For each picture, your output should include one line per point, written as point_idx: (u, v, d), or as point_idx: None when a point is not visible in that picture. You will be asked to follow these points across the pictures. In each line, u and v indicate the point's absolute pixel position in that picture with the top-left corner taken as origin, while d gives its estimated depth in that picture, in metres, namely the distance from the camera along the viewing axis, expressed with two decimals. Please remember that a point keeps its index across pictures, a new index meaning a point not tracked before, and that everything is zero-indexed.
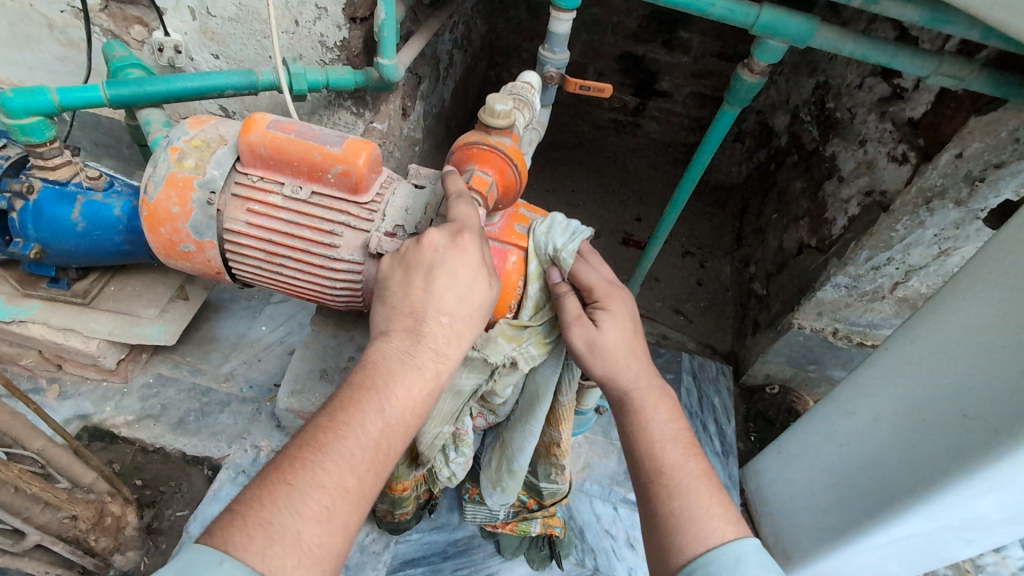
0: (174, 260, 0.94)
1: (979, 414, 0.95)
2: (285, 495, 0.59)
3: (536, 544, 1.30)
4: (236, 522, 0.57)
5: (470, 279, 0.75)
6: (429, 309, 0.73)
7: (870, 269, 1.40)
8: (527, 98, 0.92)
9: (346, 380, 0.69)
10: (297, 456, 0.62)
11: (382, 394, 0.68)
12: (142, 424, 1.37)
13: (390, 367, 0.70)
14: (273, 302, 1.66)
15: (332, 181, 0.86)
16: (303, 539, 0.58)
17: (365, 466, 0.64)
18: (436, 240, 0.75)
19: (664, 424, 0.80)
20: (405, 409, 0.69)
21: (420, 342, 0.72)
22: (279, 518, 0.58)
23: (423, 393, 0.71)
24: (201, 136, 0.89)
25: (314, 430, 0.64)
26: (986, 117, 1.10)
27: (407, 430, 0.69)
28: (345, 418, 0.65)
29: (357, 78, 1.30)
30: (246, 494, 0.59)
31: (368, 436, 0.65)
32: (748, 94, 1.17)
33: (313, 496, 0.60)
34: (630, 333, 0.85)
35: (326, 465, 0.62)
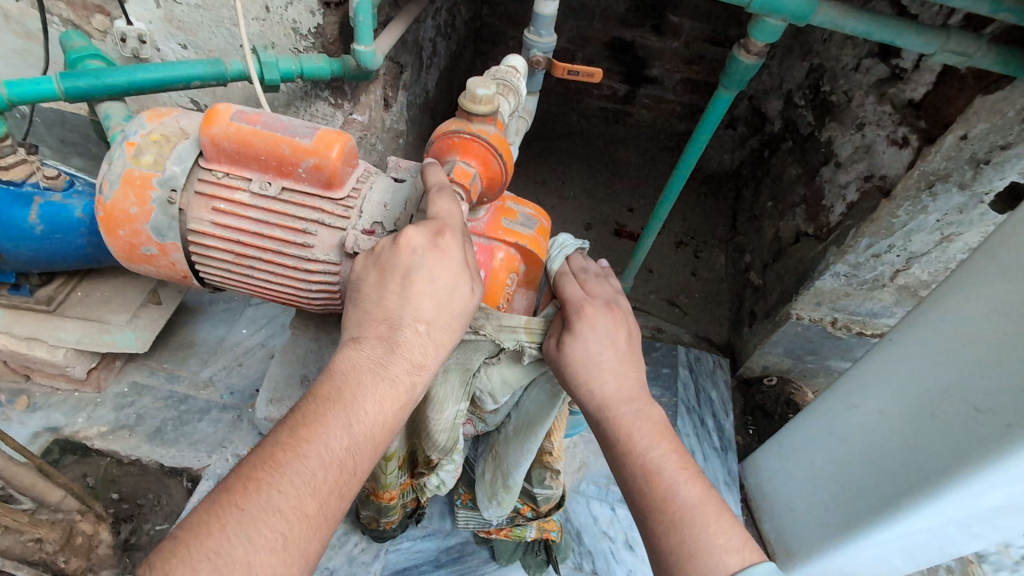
0: (136, 265, 0.87)
1: (989, 408, 0.91)
2: (235, 521, 0.55)
3: (532, 549, 1.25)
4: (180, 552, 0.52)
5: (449, 285, 0.69)
6: (405, 317, 0.68)
7: (870, 257, 1.36)
8: (513, 83, 0.86)
9: (308, 391, 0.64)
10: (251, 477, 0.57)
11: (348, 410, 0.63)
12: (116, 435, 1.31)
13: (360, 379, 0.64)
14: (254, 303, 1.59)
15: (303, 176, 0.79)
16: (255, 569, 0.54)
17: (327, 486, 0.60)
18: (414, 240, 0.69)
19: (649, 452, 0.74)
20: (374, 424, 0.64)
21: (394, 351, 0.67)
22: (228, 546, 0.54)
23: (395, 408, 0.65)
24: (160, 129, 0.82)
25: (272, 448, 0.59)
26: (993, 96, 1.06)
27: (375, 446, 0.64)
28: (305, 433, 0.60)
29: (333, 67, 1.23)
30: (193, 519, 0.55)
31: (330, 454, 0.60)
32: (745, 76, 1.12)
33: (267, 522, 0.56)
34: (614, 348, 0.81)
35: (283, 487, 0.57)
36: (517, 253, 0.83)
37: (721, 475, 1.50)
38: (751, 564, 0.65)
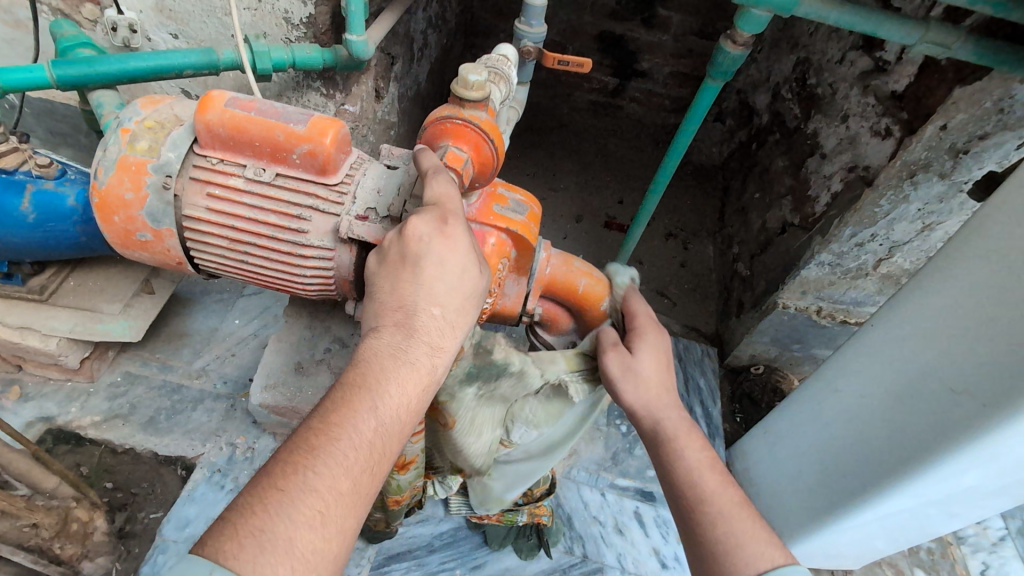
0: (131, 251, 0.88)
1: (966, 387, 0.94)
2: (275, 502, 0.54)
3: (524, 533, 1.27)
4: (226, 533, 0.52)
5: (459, 268, 0.70)
6: (420, 302, 0.68)
7: (853, 246, 1.39)
8: (503, 71, 0.88)
9: (337, 380, 0.64)
10: (290, 460, 0.57)
11: (375, 393, 0.62)
12: (110, 424, 1.31)
13: (384, 364, 0.64)
14: (246, 294, 1.60)
15: (298, 162, 0.81)
16: (297, 546, 0.53)
17: (359, 468, 0.59)
18: (421, 229, 0.69)
19: (695, 451, 0.78)
20: (401, 407, 0.64)
21: (413, 335, 0.66)
22: (270, 525, 0.53)
23: (418, 389, 0.65)
24: (154, 116, 0.82)
25: (306, 433, 0.59)
26: (972, 86, 1.09)
27: (404, 428, 0.63)
28: (336, 420, 0.60)
29: (325, 57, 1.23)
30: (235, 503, 0.54)
31: (361, 436, 0.60)
32: (732, 67, 1.14)
33: (307, 503, 0.55)
34: (667, 363, 0.88)
35: (319, 468, 0.57)
36: (508, 239, 0.85)
37: None
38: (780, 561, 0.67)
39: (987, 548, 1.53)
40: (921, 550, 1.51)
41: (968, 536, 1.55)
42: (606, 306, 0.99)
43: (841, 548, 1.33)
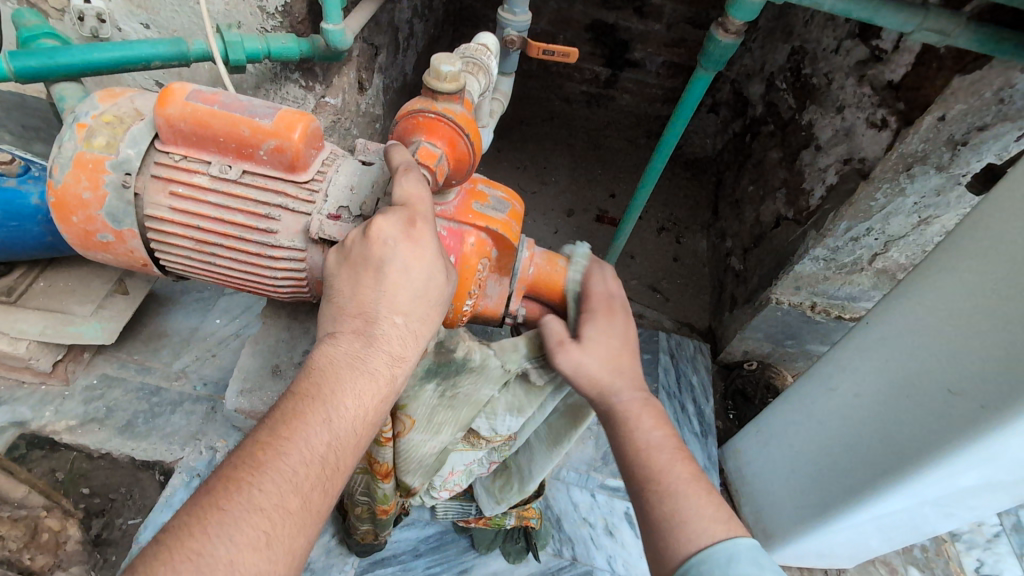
0: (93, 253, 0.83)
1: (964, 388, 0.91)
2: (216, 521, 0.51)
3: (511, 537, 1.24)
4: (161, 556, 0.48)
5: (427, 273, 0.67)
6: (381, 308, 0.65)
7: (849, 240, 1.36)
8: (482, 62, 0.84)
9: (288, 389, 0.61)
10: (231, 477, 0.53)
11: (329, 404, 0.60)
12: (85, 429, 1.28)
13: (339, 373, 0.61)
14: (228, 293, 1.56)
15: (264, 159, 0.76)
16: (239, 569, 0.50)
17: (310, 483, 0.56)
18: (386, 230, 0.65)
19: (649, 433, 0.76)
20: (356, 418, 0.61)
21: (372, 343, 0.64)
22: (210, 547, 0.49)
23: (376, 400, 0.63)
24: (113, 110, 0.78)
25: (252, 447, 0.56)
26: (970, 76, 1.05)
27: (358, 440, 0.61)
28: (286, 432, 0.57)
29: (302, 47, 1.18)
30: (172, 523, 0.50)
31: (312, 450, 0.57)
32: (723, 56, 1.10)
33: (252, 522, 0.52)
34: (621, 348, 0.83)
35: (264, 485, 0.54)
36: (488, 238, 0.81)
37: (701, 459, 1.51)
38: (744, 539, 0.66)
39: (982, 544, 1.52)
40: (915, 547, 1.50)
41: (962, 533, 1.53)
42: None
43: (833, 548, 1.31)
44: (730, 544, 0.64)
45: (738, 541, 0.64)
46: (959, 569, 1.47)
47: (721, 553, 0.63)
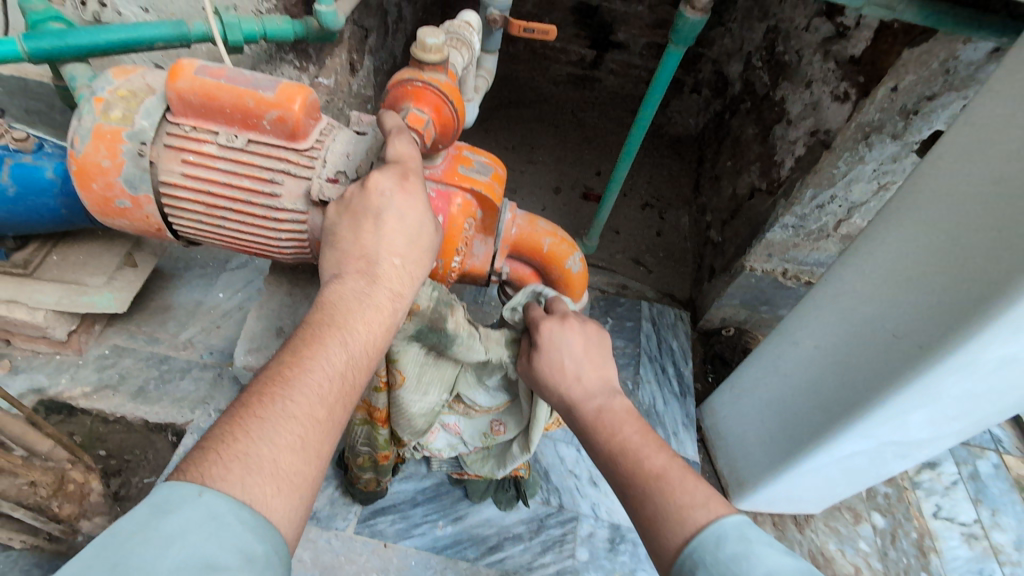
0: (111, 218, 0.91)
1: (908, 331, 1.01)
2: (257, 427, 0.59)
3: (503, 487, 1.34)
4: (210, 456, 0.56)
5: (418, 223, 0.76)
6: (381, 251, 0.74)
7: (815, 208, 1.45)
8: (465, 37, 0.91)
9: (304, 320, 0.69)
10: (264, 391, 0.62)
11: (343, 329, 0.68)
12: (100, 395, 1.35)
13: (349, 304, 0.70)
14: (230, 268, 1.63)
15: (268, 129, 0.84)
16: (281, 466, 0.58)
17: (333, 396, 0.65)
18: (382, 183, 0.74)
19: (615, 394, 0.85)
20: (367, 342, 0.70)
21: (375, 280, 0.73)
22: (254, 448, 0.57)
23: (382, 327, 0.72)
24: (126, 86, 0.85)
25: (278, 368, 0.64)
26: (918, 48, 1.14)
27: (370, 361, 0.70)
28: (308, 353, 0.65)
29: (296, 28, 1.25)
30: (216, 431, 0.58)
31: (333, 367, 0.66)
32: (692, 32, 1.17)
33: (287, 427, 0.60)
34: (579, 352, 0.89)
35: (295, 397, 0.62)
36: (473, 199, 0.89)
37: (680, 417, 1.61)
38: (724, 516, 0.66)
39: (940, 491, 1.64)
40: (879, 494, 1.61)
41: (923, 482, 1.65)
42: (570, 264, 1.05)
43: (802, 493, 1.42)
44: (715, 528, 0.65)
45: (724, 522, 0.65)
46: (919, 514, 1.59)
47: (708, 538, 0.64)
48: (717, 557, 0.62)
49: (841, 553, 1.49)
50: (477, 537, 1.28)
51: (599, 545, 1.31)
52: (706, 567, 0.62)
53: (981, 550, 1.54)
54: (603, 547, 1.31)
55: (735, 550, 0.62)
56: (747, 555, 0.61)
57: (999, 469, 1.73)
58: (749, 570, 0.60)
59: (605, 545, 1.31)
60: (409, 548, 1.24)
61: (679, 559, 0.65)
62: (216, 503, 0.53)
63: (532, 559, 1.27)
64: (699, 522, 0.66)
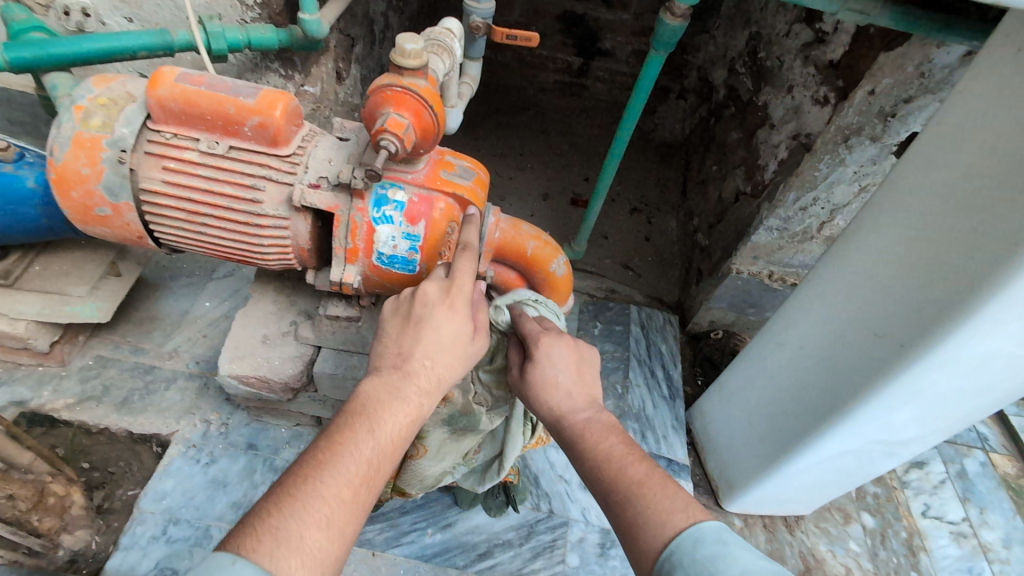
0: (92, 227, 0.91)
1: (889, 330, 1.02)
2: (289, 505, 0.62)
3: (492, 492, 1.33)
4: (247, 530, 0.59)
5: (453, 331, 0.81)
6: (416, 355, 0.78)
7: (798, 210, 1.47)
8: (446, 43, 0.92)
9: (340, 409, 0.73)
10: (299, 472, 0.65)
11: (373, 419, 0.72)
12: (83, 406, 1.34)
13: (381, 397, 0.75)
14: (216, 277, 1.62)
15: (249, 135, 0.84)
16: (307, 542, 0.60)
17: (361, 478, 0.67)
18: (430, 294, 0.81)
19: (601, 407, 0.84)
20: (397, 433, 0.73)
21: (407, 376, 0.77)
22: (285, 524, 0.60)
23: (409, 421, 0.75)
24: (106, 93, 0.85)
25: (313, 452, 0.68)
26: (894, 52, 1.16)
27: (395, 450, 0.73)
28: (341, 440, 0.69)
29: (280, 37, 1.25)
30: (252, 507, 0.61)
31: (363, 454, 0.69)
32: (672, 38, 1.19)
33: (317, 507, 0.63)
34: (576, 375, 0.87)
35: (326, 479, 0.65)
36: (456, 204, 0.89)
37: (669, 420, 1.61)
38: (702, 519, 0.66)
39: (928, 490, 1.65)
40: (868, 494, 1.62)
41: (911, 481, 1.66)
42: (554, 267, 1.05)
43: (791, 493, 1.42)
44: (693, 530, 0.65)
45: (703, 525, 0.65)
46: (908, 513, 1.60)
47: (687, 540, 0.65)
48: (693, 555, 0.63)
49: (832, 554, 1.49)
50: (466, 544, 1.27)
51: (590, 550, 1.31)
52: (683, 567, 0.62)
53: (970, 548, 1.55)
54: (594, 552, 1.30)
55: (711, 549, 0.62)
56: (723, 555, 0.61)
57: (986, 467, 1.74)
58: (723, 568, 0.60)
59: (595, 550, 1.31)
60: (399, 556, 1.23)
61: (658, 562, 0.65)
62: (247, 571, 0.55)
63: (522, 565, 1.26)
64: (676, 525, 0.67)
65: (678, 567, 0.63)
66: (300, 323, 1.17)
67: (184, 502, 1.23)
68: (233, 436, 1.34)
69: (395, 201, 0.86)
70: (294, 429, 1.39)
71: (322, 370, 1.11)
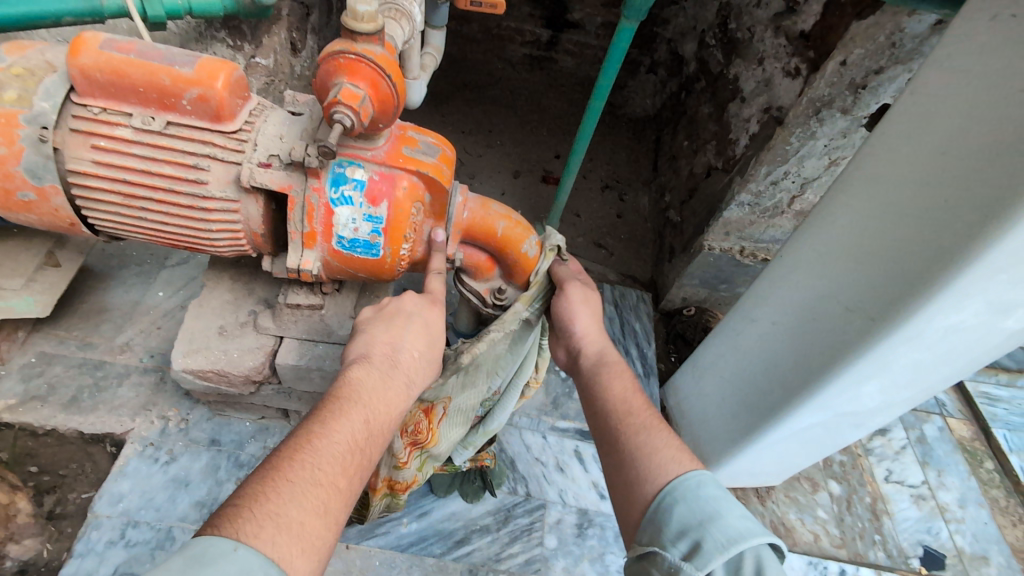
0: (15, 214, 0.82)
1: (861, 303, 1.02)
2: (287, 490, 0.60)
3: (468, 479, 1.32)
4: (244, 514, 0.56)
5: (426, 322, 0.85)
6: (404, 345, 0.82)
7: (769, 184, 1.46)
8: (405, 8, 0.84)
9: (326, 394, 0.72)
10: (293, 456, 0.63)
11: (366, 405, 0.72)
12: (26, 407, 1.24)
13: (372, 382, 0.75)
14: (169, 265, 1.53)
15: (189, 109, 0.76)
16: (306, 528, 0.59)
17: (353, 465, 0.67)
18: (415, 302, 0.86)
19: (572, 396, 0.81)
20: (385, 421, 0.74)
21: (397, 366, 0.79)
22: (285, 508, 0.58)
23: (397, 410, 0.76)
24: (21, 63, 0.76)
25: (305, 435, 0.66)
26: (866, 21, 1.14)
27: (383, 437, 0.73)
28: (334, 423, 0.68)
29: (225, 2, 1.16)
30: (247, 490, 0.59)
31: (356, 440, 0.68)
32: (644, 5, 1.15)
33: (313, 492, 0.61)
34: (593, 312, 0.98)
35: (321, 464, 0.64)
36: (420, 182, 0.83)
37: None
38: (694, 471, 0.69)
39: (890, 456, 1.70)
40: (834, 462, 1.66)
41: (874, 448, 1.71)
42: (527, 248, 1.00)
43: (763, 466, 1.44)
44: (694, 476, 0.68)
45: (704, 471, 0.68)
46: (872, 479, 1.65)
47: (687, 481, 0.68)
48: (698, 493, 0.65)
49: (801, 522, 1.53)
50: (443, 532, 1.25)
51: (567, 531, 1.30)
52: (684, 502, 0.65)
53: (929, 510, 1.61)
54: (571, 532, 1.30)
55: (711, 493, 0.65)
56: (721, 501, 0.65)
57: (944, 432, 1.81)
58: (725, 508, 0.63)
59: (573, 530, 1.30)
60: (373, 547, 1.20)
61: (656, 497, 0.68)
62: (251, 557, 0.53)
63: (500, 550, 1.25)
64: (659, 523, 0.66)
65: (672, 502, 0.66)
66: (259, 313, 1.10)
67: (142, 503, 1.16)
68: (194, 432, 1.28)
69: (354, 180, 0.80)
70: (259, 422, 1.33)
71: (284, 362, 1.05)
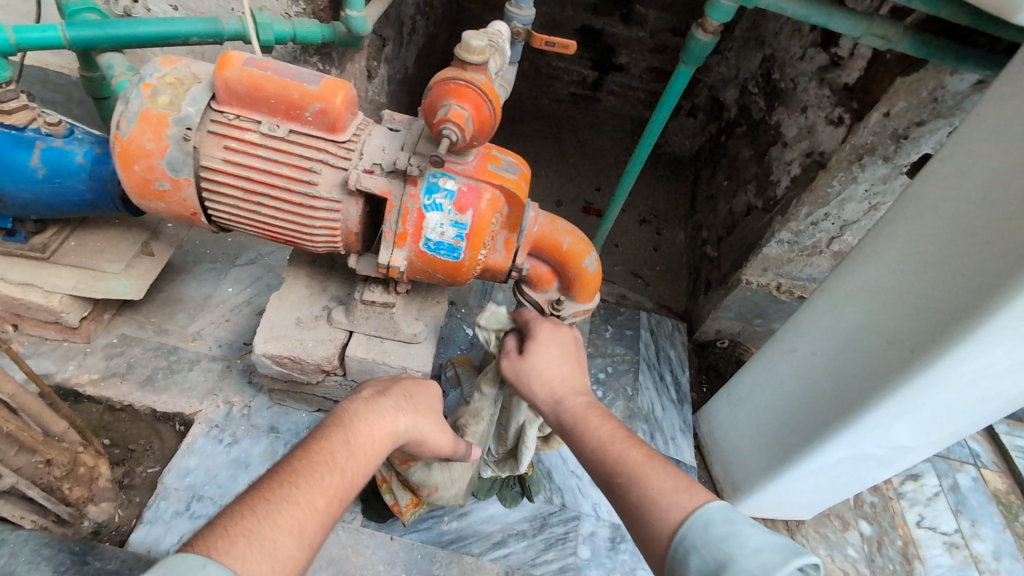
0: (148, 202, 0.94)
1: (899, 337, 1.06)
2: (264, 508, 0.64)
3: (508, 484, 1.35)
4: (218, 533, 0.60)
5: None
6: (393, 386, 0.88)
7: (809, 224, 1.53)
8: (499, 45, 0.96)
9: (315, 425, 0.77)
10: (273, 479, 0.67)
11: (346, 432, 0.76)
12: (108, 382, 1.35)
13: (355, 413, 0.80)
14: (239, 264, 1.65)
15: (310, 120, 0.88)
16: (279, 546, 0.62)
17: (332, 489, 0.70)
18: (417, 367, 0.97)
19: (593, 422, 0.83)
20: (367, 447, 0.77)
21: (382, 401, 0.84)
22: (259, 525, 0.62)
23: (382, 441, 0.80)
24: (173, 73, 0.89)
25: (287, 461, 0.70)
26: (910, 77, 1.23)
27: (367, 463, 0.76)
28: (316, 449, 0.73)
29: (324, 32, 1.30)
30: (227, 510, 0.63)
31: (336, 466, 0.72)
32: (702, 53, 1.26)
33: (288, 511, 0.65)
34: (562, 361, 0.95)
35: (300, 486, 0.67)
36: (501, 195, 0.93)
37: (677, 423, 1.65)
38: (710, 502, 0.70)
39: (923, 502, 1.70)
40: (865, 503, 1.66)
41: (906, 492, 1.71)
42: (587, 263, 1.09)
43: (791, 498, 1.46)
44: (700, 513, 0.68)
45: (709, 506, 0.69)
46: (903, 522, 1.64)
47: (696, 523, 0.68)
48: (706, 538, 0.66)
49: (831, 559, 1.53)
50: (481, 533, 1.30)
51: (600, 543, 1.34)
52: (698, 551, 0.66)
53: (962, 559, 1.60)
54: (604, 545, 1.33)
55: (720, 530, 0.66)
56: (733, 535, 0.65)
57: (978, 483, 1.80)
58: (737, 547, 0.64)
59: (606, 543, 1.34)
60: (415, 541, 1.25)
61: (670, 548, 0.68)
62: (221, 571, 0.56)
63: (535, 555, 1.29)
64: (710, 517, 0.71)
65: (688, 553, 0.66)
66: (333, 308, 1.20)
67: (206, 479, 1.25)
68: (255, 418, 1.37)
69: (445, 190, 0.90)
70: (314, 414, 1.41)
71: (353, 354, 1.15)
